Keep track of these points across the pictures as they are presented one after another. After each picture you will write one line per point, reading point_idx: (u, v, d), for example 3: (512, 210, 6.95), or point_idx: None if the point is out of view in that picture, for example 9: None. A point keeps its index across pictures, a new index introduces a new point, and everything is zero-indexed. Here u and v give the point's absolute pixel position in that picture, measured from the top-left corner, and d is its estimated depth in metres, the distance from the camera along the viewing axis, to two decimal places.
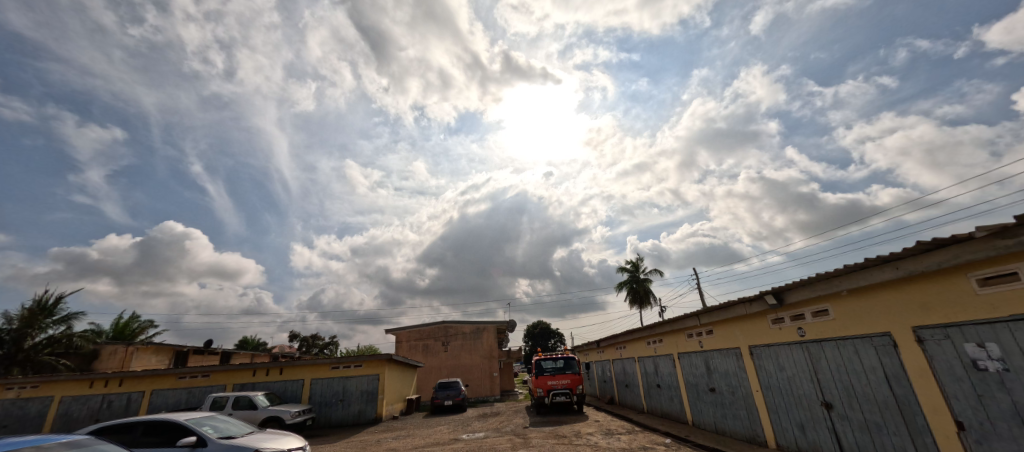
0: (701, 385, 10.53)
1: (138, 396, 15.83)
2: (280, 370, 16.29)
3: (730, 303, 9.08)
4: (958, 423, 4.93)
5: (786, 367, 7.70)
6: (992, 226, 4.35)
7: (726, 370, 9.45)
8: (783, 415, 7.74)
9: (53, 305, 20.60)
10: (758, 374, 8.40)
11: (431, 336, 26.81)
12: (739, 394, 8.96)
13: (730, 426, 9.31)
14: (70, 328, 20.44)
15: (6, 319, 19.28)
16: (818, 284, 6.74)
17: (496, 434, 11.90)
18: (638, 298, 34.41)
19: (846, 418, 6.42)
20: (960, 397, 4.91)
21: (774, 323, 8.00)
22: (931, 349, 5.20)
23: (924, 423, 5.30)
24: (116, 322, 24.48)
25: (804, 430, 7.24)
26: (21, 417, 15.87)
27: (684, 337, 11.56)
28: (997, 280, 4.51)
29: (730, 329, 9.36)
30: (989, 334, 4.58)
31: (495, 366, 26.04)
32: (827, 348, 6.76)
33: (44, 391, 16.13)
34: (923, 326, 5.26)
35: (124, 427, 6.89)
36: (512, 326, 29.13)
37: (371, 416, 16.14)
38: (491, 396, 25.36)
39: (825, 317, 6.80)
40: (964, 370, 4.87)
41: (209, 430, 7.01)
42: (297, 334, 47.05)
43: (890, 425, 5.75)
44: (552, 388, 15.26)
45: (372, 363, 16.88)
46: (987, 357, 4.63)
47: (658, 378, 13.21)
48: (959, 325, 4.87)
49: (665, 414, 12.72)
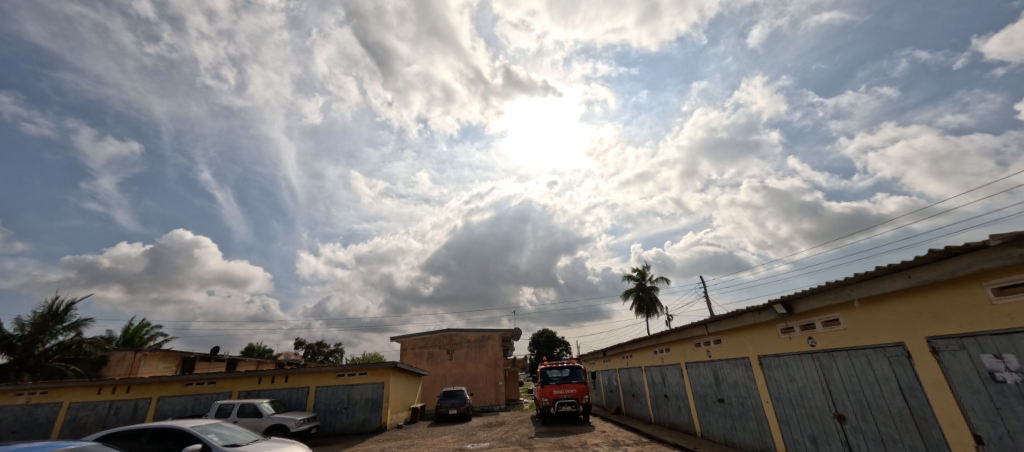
0: (709, 395, 10.43)
1: (144, 402, 15.91)
2: (286, 377, 16.34)
3: (738, 312, 9.00)
4: (977, 438, 4.83)
5: (796, 377, 7.61)
6: (1006, 235, 4.27)
7: (735, 381, 9.35)
8: (794, 427, 7.61)
9: (64, 311, 20.74)
10: (768, 385, 8.29)
11: (436, 344, 26.70)
12: (749, 405, 8.84)
13: (740, 439, 9.15)
14: (80, 335, 20.57)
15: (19, 325, 19.46)
16: (827, 293, 6.69)
17: (501, 444, 11.78)
18: (644, 306, 34.22)
19: (860, 430, 6.30)
20: (979, 409, 4.82)
21: (784, 332, 7.94)
22: (946, 359, 5.14)
23: (941, 437, 5.21)
24: (126, 329, 24.73)
25: (816, 443, 7.10)
26: (30, 422, 15.95)
27: (691, 346, 11.50)
28: (1013, 290, 4.48)
29: (738, 338, 9.31)
30: (1006, 345, 4.52)
31: (500, 375, 25.91)
32: (838, 358, 6.69)
33: (53, 397, 16.18)
34: (938, 336, 5.21)
35: (129, 434, 6.92)
36: (517, 333, 29.09)
37: (376, 425, 16.05)
38: (496, 405, 25.31)
39: (836, 326, 6.75)
40: (982, 382, 4.80)
41: (214, 437, 6.96)
42: (302, 342, 47.23)
43: (904, 438, 5.65)
44: (558, 397, 15.04)
45: (377, 371, 16.79)
46: (1005, 369, 4.55)
47: (666, 388, 13.06)
48: (975, 335, 4.82)
49: (673, 425, 12.55)
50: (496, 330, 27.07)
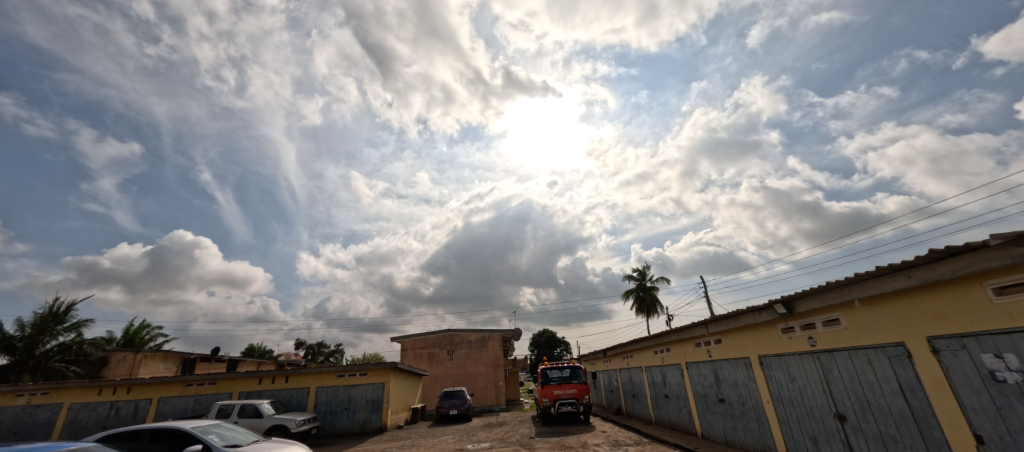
0: (709, 395, 10.43)
1: (145, 403, 15.91)
2: (286, 378, 16.33)
3: (739, 312, 9.00)
4: (978, 437, 4.84)
5: (797, 377, 7.61)
6: (1006, 234, 4.28)
7: (735, 380, 9.35)
8: (795, 427, 7.62)
9: (64, 312, 20.74)
10: (769, 385, 8.30)
11: (437, 345, 26.70)
12: (749, 405, 8.84)
13: (741, 438, 9.14)
14: (80, 335, 20.58)
15: (19, 326, 19.47)
16: (828, 293, 6.69)
17: (502, 445, 11.79)
18: (644, 307, 34.25)
19: (861, 430, 6.31)
20: (980, 409, 4.83)
21: (785, 332, 7.94)
22: (947, 359, 5.15)
23: (942, 436, 5.22)
24: (127, 329, 24.76)
25: (817, 443, 7.10)
26: (31, 423, 15.96)
27: (691, 346, 11.50)
28: (1014, 289, 4.49)
29: (739, 338, 9.32)
30: (1007, 344, 4.52)
31: (500, 375, 25.90)
32: (839, 358, 6.70)
33: (53, 398, 16.19)
34: (938, 335, 5.22)
35: (130, 435, 6.93)
36: (517, 333, 29.09)
37: (377, 425, 16.05)
38: (496, 406, 25.32)
39: (836, 326, 6.75)
40: (982, 381, 4.81)
41: (215, 438, 6.97)
42: (302, 343, 47.26)
43: (905, 438, 5.66)
44: (558, 397, 15.03)
45: (377, 371, 16.80)
46: (1005, 368, 4.56)
47: (666, 388, 13.06)
48: (975, 335, 4.83)
49: (673, 425, 12.55)
50: (496, 330, 27.06)
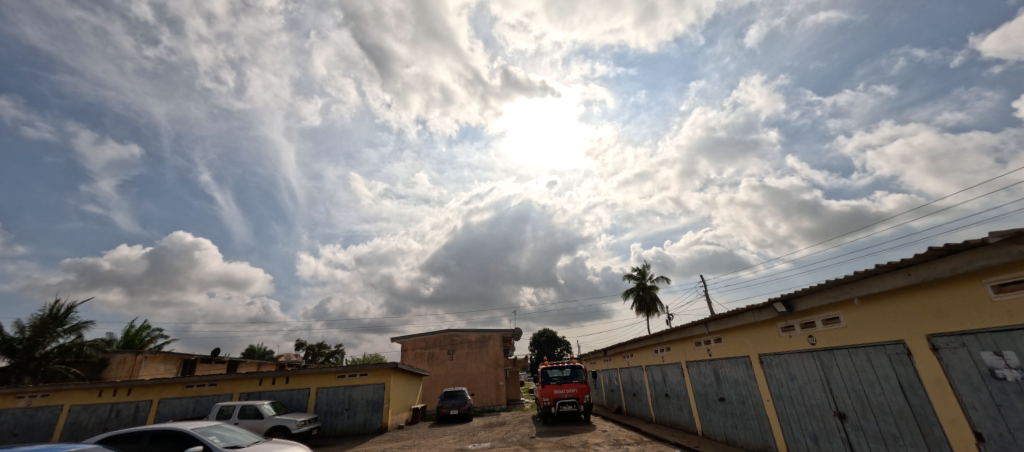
0: (710, 394, 10.44)
1: (145, 405, 15.90)
2: (286, 379, 16.31)
3: (739, 311, 9.02)
4: (978, 435, 4.85)
5: (797, 376, 7.63)
6: (1005, 232, 4.29)
7: (735, 379, 9.38)
8: (795, 425, 7.63)
9: (64, 314, 20.72)
10: (769, 383, 8.31)
11: (437, 345, 26.71)
12: (750, 403, 8.85)
13: (741, 437, 9.16)
14: (80, 337, 20.56)
15: (19, 328, 19.45)
16: (827, 291, 6.72)
17: (502, 444, 11.81)
18: (644, 306, 34.21)
19: (861, 428, 6.32)
20: (979, 406, 4.85)
21: (785, 330, 7.95)
22: (946, 357, 5.16)
23: (942, 434, 5.24)
24: (127, 331, 24.78)
25: (817, 441, 7.11)
26: (31, 425, 15.95)
27: (691, 345, 11.52)
28: (1012, 287, 4.51)
29: (739, 337, 9.32)
30: (1006, 341, 4.54)
31: (500, 375, 25.90)
32: (839, 356, 6.71)
33: (54, 400, 16.19)
34: (938, 334, 5.23)
35: (130, 437, 6.93)
36: (517, 333, 29.10)
37: (377, 425, 16.05)
38: (496, 406, 25.33)
39: (836, 324, 6.77)
40: (981, 379, 4.83)
41: (216, 439, 6.98)
42: (302, 343, 47.27)
43: (905, 436, 5.67)
44: (559, 397, 15.05)
45: (378, 371, 16.80)
46: (1005, 366, 4.57)
47: (666, 387, 13.08)
48: (974, 332, 4.85)
49: (674, 424, 12.57)
50: (496, 330, 27.06)
